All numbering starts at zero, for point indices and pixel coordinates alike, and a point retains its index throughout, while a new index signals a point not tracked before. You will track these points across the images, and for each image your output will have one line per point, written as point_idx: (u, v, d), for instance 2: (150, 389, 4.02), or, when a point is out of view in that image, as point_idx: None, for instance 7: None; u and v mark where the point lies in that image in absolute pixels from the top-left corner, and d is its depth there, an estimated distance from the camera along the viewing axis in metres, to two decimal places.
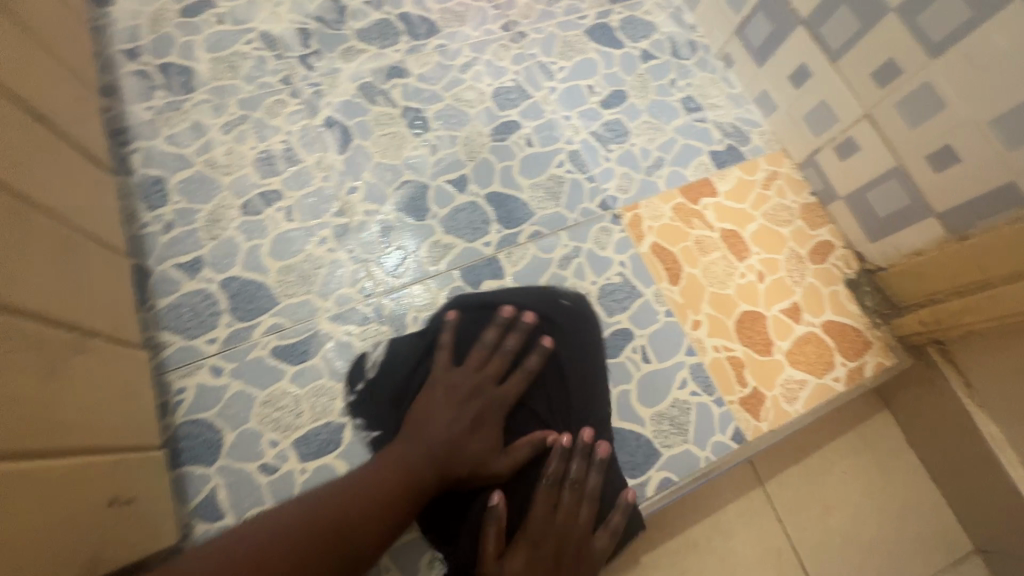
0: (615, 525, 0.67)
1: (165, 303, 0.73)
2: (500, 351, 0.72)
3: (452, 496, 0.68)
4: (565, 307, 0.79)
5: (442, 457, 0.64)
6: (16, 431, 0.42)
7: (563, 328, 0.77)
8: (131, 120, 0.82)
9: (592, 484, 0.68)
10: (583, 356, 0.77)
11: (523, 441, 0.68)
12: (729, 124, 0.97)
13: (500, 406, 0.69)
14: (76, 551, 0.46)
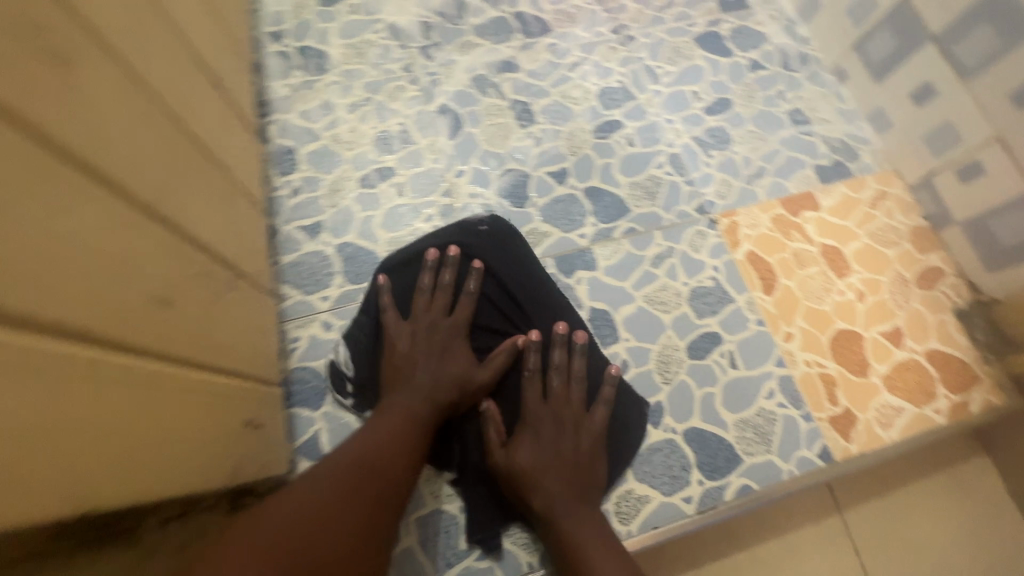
0: (608, 399, 0.71)
1: (288, 260, 0.80)
2: (442, 288, 0.74)
3: (454, 421, 0.72)
4: (485, 232, 0.79)
5: (424, 390, 0.67)
6: (196, 342, 0.48)
7: (497, 241, 0.79)
8: (271, 94, 0.91)
9: (578, 368, 0.72)
10: (520, 259, 0.78)
11: (494, 355, 0.72)
12: (838, 140, 0.95)
13: (460, 336, 0.72)
14: (226, 456, 0.51)
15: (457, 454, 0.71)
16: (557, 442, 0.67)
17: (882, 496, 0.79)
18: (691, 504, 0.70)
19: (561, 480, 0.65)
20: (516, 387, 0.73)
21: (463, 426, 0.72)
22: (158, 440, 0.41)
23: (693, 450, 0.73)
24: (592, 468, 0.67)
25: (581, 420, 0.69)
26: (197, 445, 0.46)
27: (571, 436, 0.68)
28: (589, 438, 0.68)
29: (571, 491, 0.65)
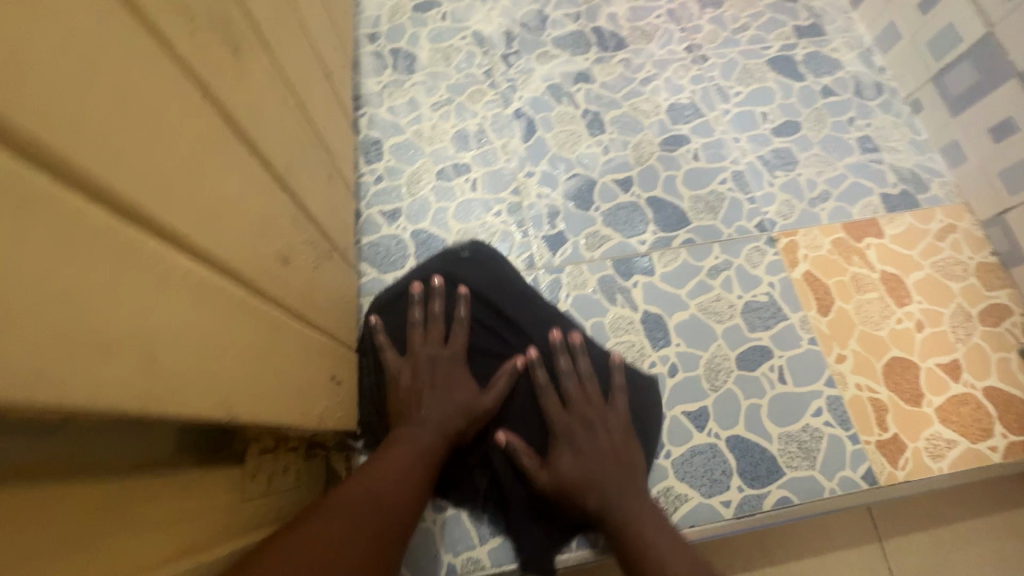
0: (620, 387, 0.74)
1: (367, 240, 0.87)
2: (434, 318, 0.75)
3: (472, 454, 0.73)
4: (467, 257, 0.83)
5: (437, 422, 0.66)
6: (302, 298, 0.54)
7: (483, 265, 0.82)
8: (364, 90, 0.99)
9: (583, 369, 0.75)
10: (506, 278, 0.82)
11: (499, 378, 0.73)
12: (907, 170, 0.95)
13: (459, 361, 0.73)
14: (319, 402, 0.57)
15: (483, 480, 0.72)
16: (594, 443, 0.69)
17: (925, 528, 0.78)
18: (730, 509, 0.72)
19: (610, 477, 0.66)
20: (527, 404, 0.74)
21: (486, 453, 0.72)
22: (282, 378, 0.47)
23: (735, 457, 0.75)
24: (634, 463, 0.69)
25: (605, 415, 0.71)
26: (301, 387, 0.52)
27: (602, 432, 0.70)
28: (620, 430, 0.71)
29: (625, 488, 0.66)
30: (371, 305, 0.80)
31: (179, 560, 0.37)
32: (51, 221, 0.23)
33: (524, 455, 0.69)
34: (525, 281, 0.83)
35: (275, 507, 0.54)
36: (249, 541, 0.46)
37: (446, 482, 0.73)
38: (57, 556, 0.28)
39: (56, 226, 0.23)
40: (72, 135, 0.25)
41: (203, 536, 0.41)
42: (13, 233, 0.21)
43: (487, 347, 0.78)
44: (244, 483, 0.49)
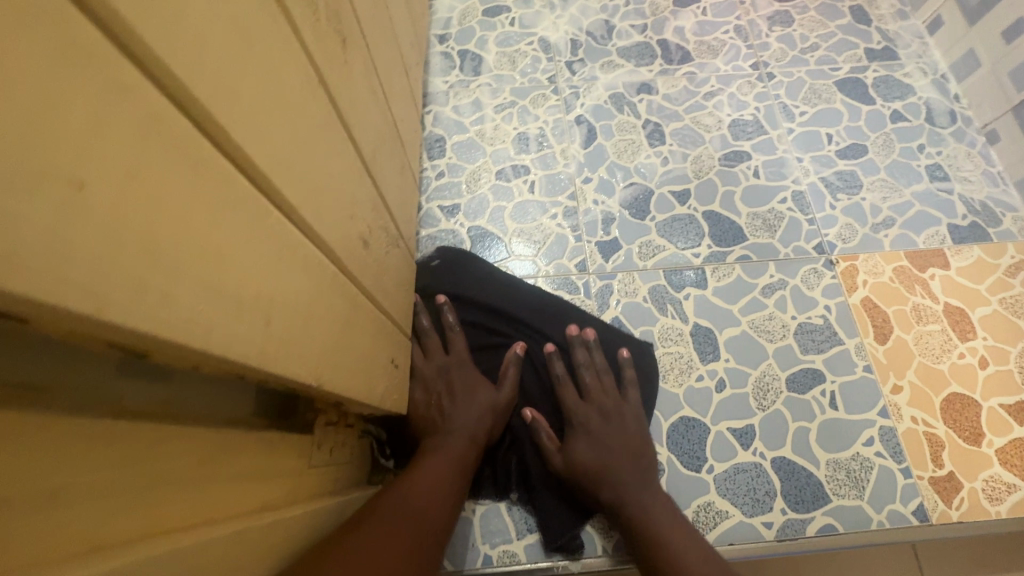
0: (628, 364, 0.78)
1: (425, 233, 0.89)
2: (425, 332, 0.76)
3: (498, 445, 0.75)
4: (438, 263, 0.85)
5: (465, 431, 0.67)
6: (374, 282, 0.57)
7: (459, 268, 0.85)
8: (431, 88, 1.02)
9: (584, 359, 0.77)
10: (481, 278, 0.84)
11: (505, 367, 0.76)
12: (979, 202, 0.92)
13: (465, 365, 0.75)
14: (381, 385, 0.59)
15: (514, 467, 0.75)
16: (607, 428, 0.71)
17: None
18: (771, 530, 0.71)
19: (632, 458, 0.69)
20: (543, 390, 0.78)
21: (516, 439, 0.75)
22: (355, 354, 0.49)
23: (780, 478, 0.74)
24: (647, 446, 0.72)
25: (614, 400, 0.74)
26: (368, 366, 0.54)
27: (613, 417, 0.73)
28: (630, 414, 0.73)
29: (639, 471, 0.68)
30: None
31: (259, 513, 0.38)
32: (213, 182, 0.26)
33: (549, 438, 0.73)
34: (501, 271, 0.86)
35: (332, 480, 0.56)
36: (314, 507, 0.48)
37: (478, 482, 0.74)
38: (171, 491, 0.30)
39: (214, 186, 0.26)
40: (228, 105, 0.27)
41: (277, 494, 0.43)
42: (189, 189, 0.24)
43: (483, 346, 0.80)
44: (312, 451, 0.52)
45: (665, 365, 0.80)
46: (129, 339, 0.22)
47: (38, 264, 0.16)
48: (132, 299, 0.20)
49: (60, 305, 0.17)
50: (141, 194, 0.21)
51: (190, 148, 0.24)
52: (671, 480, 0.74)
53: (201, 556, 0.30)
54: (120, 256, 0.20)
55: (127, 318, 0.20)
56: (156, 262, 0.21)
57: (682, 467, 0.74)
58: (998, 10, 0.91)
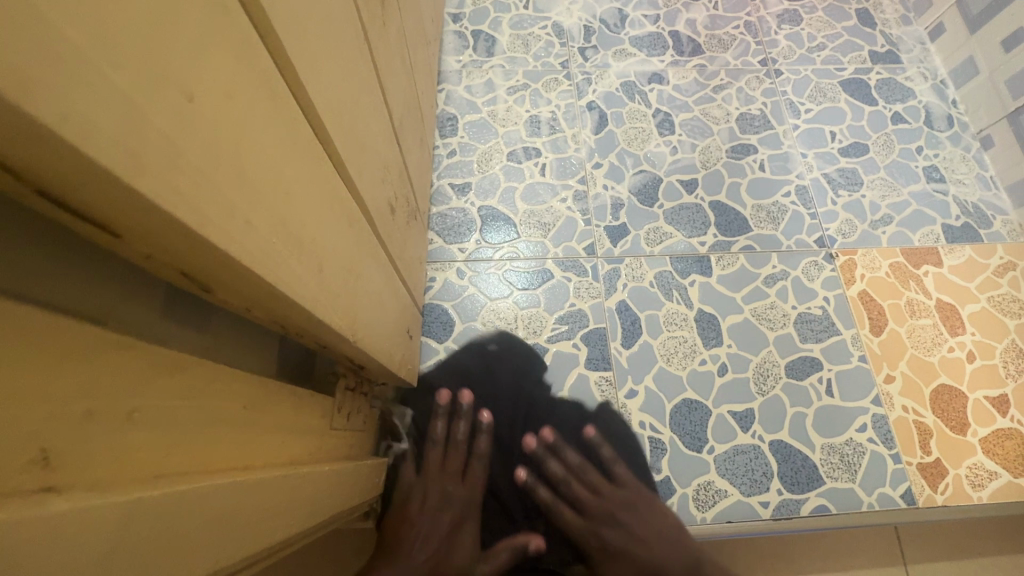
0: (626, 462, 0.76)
1: (436, 210, 0.89)
2: (434, 441, 0.74)
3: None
4: (491, 352, 0.80)
5: None
6: (396, 250, 0.57)
7: (508, 361, 0.80)
8: (444, 66, 1.02)
9: (569, 466, 0.75)
10: (527, 376, 0.79)
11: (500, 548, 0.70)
12: (972, 204, 0.95)
13: (469, 499, 0.71)
14: (399, 355, 0.60)
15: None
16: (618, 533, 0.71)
17: (953, 560, 0.77)
18: (768, 509, 0.74)
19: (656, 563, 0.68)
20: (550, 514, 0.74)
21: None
22: (381, 317, 0.50)
23: (777, 460, 0.76)
24: (667, 543, 0.70)
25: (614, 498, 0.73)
26: (390, 333, 0.55)
27: (619, 518, 0.71)
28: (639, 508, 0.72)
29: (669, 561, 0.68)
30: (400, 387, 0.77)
31: (291, 467, 0.39)
32: (285, 120, 0.26)
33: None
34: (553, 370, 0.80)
35: (347, 446, 0.57)
36: (337, 467, 0.48)
37: None
38: (217, 430, 0.31)
39: (286, 126, 0.26)
40: (299, 47, 0.27)
41: (305, 449, 0.44)
42: (268, 125, 0.24)
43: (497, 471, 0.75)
44: (333, 414, 0.52)
45: (669, 350, 0.82)
46: (210, 267, 0.23)
47: (162, 173, 0.17)
48: (226, 223, 0.21)
49: (174, 217, 0.18)
50: (233, 121, 0.21)
51: (268, 83, 0.24)
52: (673, 460, 0.76)
53: (246, 495, 0.30)
54: (218, 179, 0.20)
55: (220, 241, 0.21)
56: (244, 192, 0.22)
57: (684, 447, 0.76)
58: (998, 20, 0.95)
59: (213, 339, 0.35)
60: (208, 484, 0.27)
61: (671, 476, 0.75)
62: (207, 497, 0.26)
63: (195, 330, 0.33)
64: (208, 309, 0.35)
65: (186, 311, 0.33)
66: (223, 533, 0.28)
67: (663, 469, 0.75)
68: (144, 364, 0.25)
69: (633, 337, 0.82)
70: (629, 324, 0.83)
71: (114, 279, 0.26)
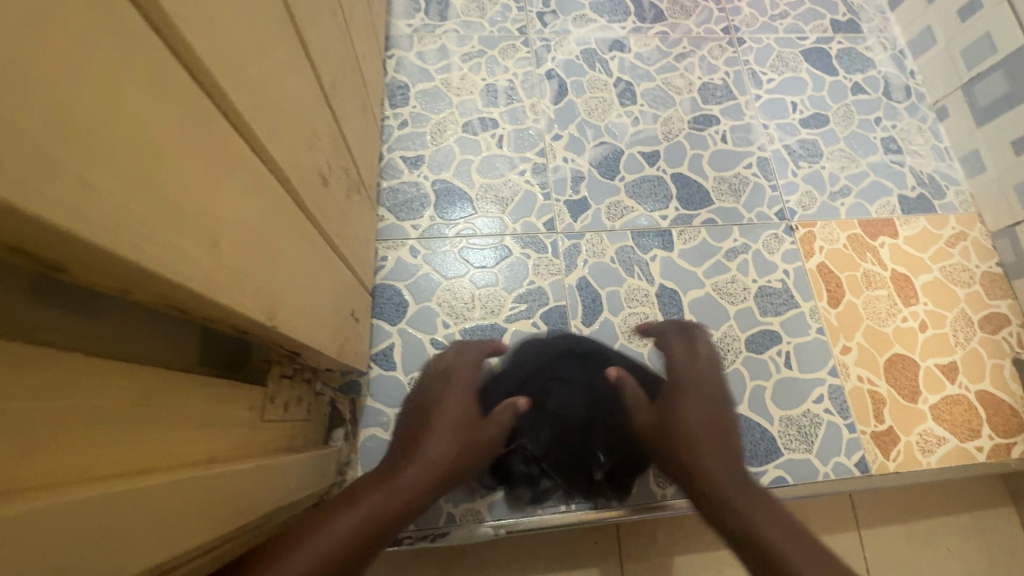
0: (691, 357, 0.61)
1: (386, 184, 0.84)
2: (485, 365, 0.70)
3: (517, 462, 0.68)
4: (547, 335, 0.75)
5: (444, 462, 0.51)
6: (333, 225, 0.53)
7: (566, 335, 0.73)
8: (394, 30, 0.95)
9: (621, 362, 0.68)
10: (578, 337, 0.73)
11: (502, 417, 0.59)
12: (927, 175, 0.96)
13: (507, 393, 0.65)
14: (342, 337, 0.56)
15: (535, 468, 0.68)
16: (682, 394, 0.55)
17: (901, 523, 0.80)
18: None
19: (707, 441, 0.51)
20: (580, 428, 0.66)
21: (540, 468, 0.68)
22: (314, 298, 0.46)
23: None
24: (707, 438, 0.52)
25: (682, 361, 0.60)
26: (329, 314, 0.51)
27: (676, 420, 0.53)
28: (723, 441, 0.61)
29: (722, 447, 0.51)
30: (351, 376, 0.73)
31: (209, 464, 0.35)
32: (133, 58, 0.22)
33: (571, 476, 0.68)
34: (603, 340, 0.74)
35: (287, 436, 0.53)
36: (272, 460, 0.45)
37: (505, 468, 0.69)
38: (97, 434, 0.27)
39: (135, 65, 0.22)
40: None
41: (228, 445, 0.40)
42: (103, 61, 0.20)
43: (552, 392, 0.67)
44: (265, 405, 0.48)
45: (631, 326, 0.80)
46: (42, 241, 0.19)
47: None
48: (40, 180, 0.17)
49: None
50: (44, 52, 0.17)
51: (104, 10, 0.20)
52: None
53: (144, 503, 0.26)
54: (19, 123, 0.16)
55: (43, 208, 0.17)
56: (69, 143, 0.18)
57: None
58: None
59: (100, 329, 0.31)
60: (88, 493, 0.23)
61: None
62: (88, 510, 0.22)
63: (71, 320, 0.29)
64: (94, 297, 0.31)
65: (57, 299, 0.28)
66: (118, 546, 0.24)
67: None
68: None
69: (594, 315, 0.80)
70: (590, 301, 0.81)
71: None
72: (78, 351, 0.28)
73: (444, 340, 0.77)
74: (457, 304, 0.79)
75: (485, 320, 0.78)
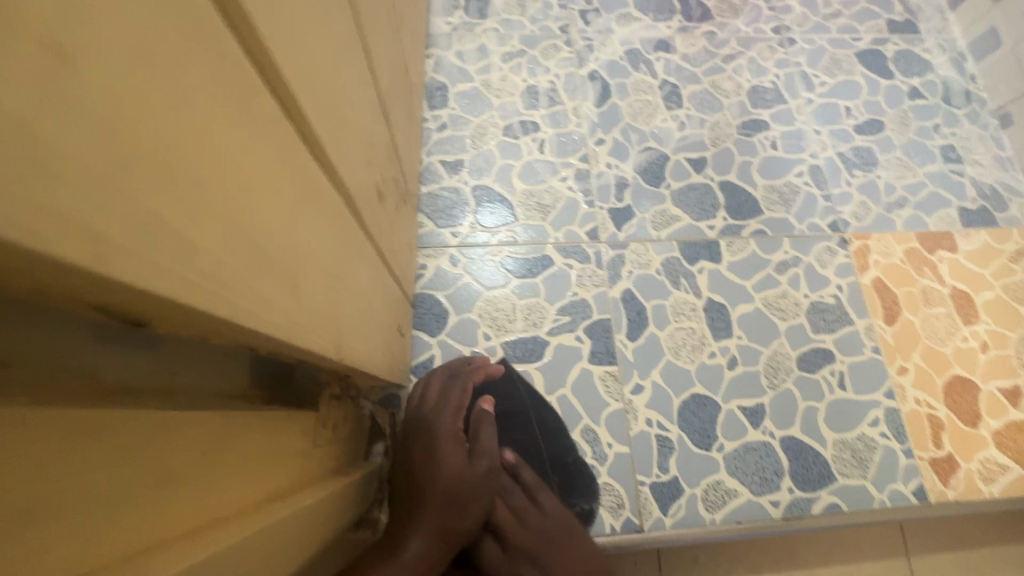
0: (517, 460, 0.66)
1: (426, 190, 0.82)
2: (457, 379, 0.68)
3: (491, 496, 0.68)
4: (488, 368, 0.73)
5: (449, 502, 0.53)
6: (386, 240, 0.50)
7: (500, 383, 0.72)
8: (433, 29, 0.92)
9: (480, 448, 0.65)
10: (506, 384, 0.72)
11: (479, 430, 0.62)
12: (988, 186, 0.91)
13: (487, 422, 0.64)
14: (390, 357, 0.54)
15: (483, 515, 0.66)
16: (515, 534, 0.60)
17: (956, 553, 0.76)
18: (779, 509, 0.70)
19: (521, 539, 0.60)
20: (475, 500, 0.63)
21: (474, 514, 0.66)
22: (370, 320, 0.44)
23: (788, 458, 0.73)
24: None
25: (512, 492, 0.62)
26: (381, 337, 0.49)
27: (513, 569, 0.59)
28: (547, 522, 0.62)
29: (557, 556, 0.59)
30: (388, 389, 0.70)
31: (270, 503, 0.33)
32: (228, 86, 0.19)
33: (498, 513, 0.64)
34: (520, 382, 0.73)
35: (333, 458, 0.51)
36: (326, 491, 0.43)
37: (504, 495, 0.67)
38: (173, 489, 0.25)
39: (230, 99, 0.19)
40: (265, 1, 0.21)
41: (283, 481, 0.38)
42: (200, 87, 0.17)
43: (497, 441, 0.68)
44: (316, 429, 0.46)
45: (677, 342, 0.77)
46: (153, 309, 0.17)
47: (12, 174, 0.10)
48: (137, 243, 0.14)
49: (31, 249, 0.11)
50: (167, 104, 0.15)
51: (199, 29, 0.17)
52: (681, 459, 0.72)
53: (232, 557, 0.25)
54: (119, 180, 0.13)
55: (163, 279, 0.15)
56: (169, 195, 0.15)
57: (693, 446, 0.72)
58: None
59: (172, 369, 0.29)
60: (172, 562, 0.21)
61: (679, 476, 0.71)
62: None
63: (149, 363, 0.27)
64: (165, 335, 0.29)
65: (110, 340, 0.25)
66: None
67: (671, 469, 0.71)
68: (37, 449, 0.18)
69: (639, 329, 0.77)
70: (635, 314, 0.78)
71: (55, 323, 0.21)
72: (156, 391, 0.27)
73: (484, 352, 0.74)
74: (498, 318, 0.76)
75: (526, 333, 0.76)
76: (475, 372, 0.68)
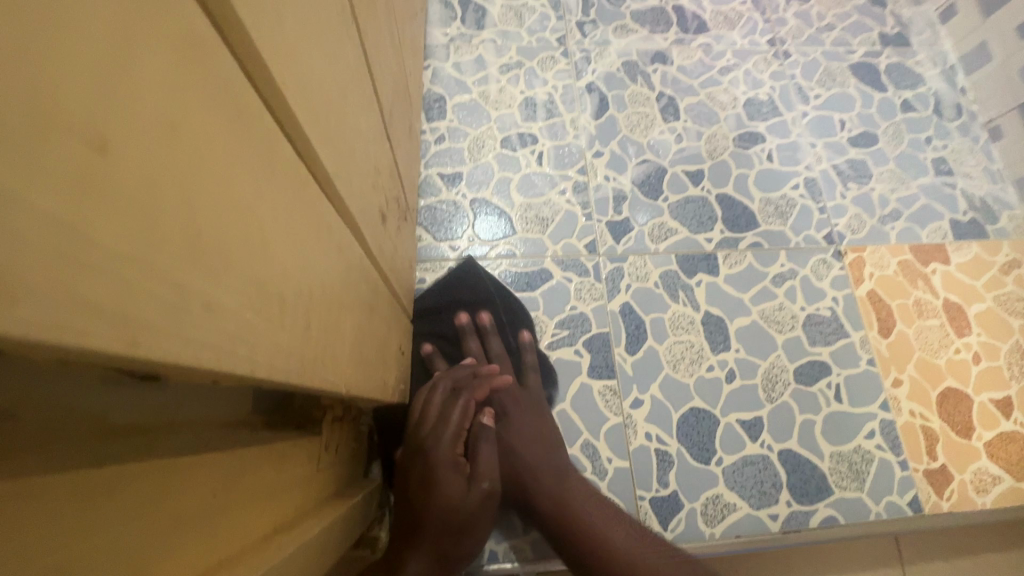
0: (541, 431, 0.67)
1: (424, 203, 0.81)
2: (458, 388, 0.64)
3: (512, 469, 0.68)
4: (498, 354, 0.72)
5: (444, 531, 0.55)
6: (388, 260, 0.50)
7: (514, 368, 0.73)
8: (430, 40, 0.92)
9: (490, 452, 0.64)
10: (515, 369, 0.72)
11: (479, 451, 0.60)
12: (979, 198, 0.92)
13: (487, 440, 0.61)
14: (393, 377, 0.54)
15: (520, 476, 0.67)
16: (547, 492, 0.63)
17: (950, 564, 0.77)
18: (777, 522, 0.71)
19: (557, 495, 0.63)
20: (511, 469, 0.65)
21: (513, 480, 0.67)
22: (374, 346, 0.43)
23: (786, 471, 0.73)
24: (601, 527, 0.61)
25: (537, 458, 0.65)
26: (384, 358, 0.48)
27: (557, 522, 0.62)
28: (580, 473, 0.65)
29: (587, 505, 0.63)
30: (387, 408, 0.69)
31: (277, 536, 0.33)
32: (247, 142, 0.19)
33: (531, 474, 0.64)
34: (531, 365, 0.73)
35: (336, 481, 0.51)
36: (332, 517, 0.42)
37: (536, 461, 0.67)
38: (186, 534, 0.25)
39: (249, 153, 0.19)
40: (278, 49, 0.21)
41: (287, 511, 0.38)
42: (208, 140, 0.16)
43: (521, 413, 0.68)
44: (318, 454, 0.46)
45: (676, 355, 0.77)
46: (172, 372, 0.17)
47: (15, 277, 0.09)
48: (159, 315, 0.14)
49: (60, 345, 0.11)
50: (190, 171, 0.15)
51: (208, 80, 0.16)
52: (680, 473, 0.72)
53: None
54: (125, 254, 0.12)
55: (184, 349, 0.15)
56: (179, 258, 0.15)
57: (692, 460, 0.73)
58: (1016, 4, 0.90)
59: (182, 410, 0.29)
60: None
61: (679, 491, 0.71)
62: None
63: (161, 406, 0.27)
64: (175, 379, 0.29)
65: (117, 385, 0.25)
66: None
67: (671, 483, 0.71)
68: (45, 528, 0.17)
69: (638, 342, 0.78)
70: (634, 328, 0.78)
71: (64, 381, 0.22)
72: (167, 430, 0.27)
73: None
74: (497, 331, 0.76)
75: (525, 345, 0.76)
76: (480, 388, 0.65)
